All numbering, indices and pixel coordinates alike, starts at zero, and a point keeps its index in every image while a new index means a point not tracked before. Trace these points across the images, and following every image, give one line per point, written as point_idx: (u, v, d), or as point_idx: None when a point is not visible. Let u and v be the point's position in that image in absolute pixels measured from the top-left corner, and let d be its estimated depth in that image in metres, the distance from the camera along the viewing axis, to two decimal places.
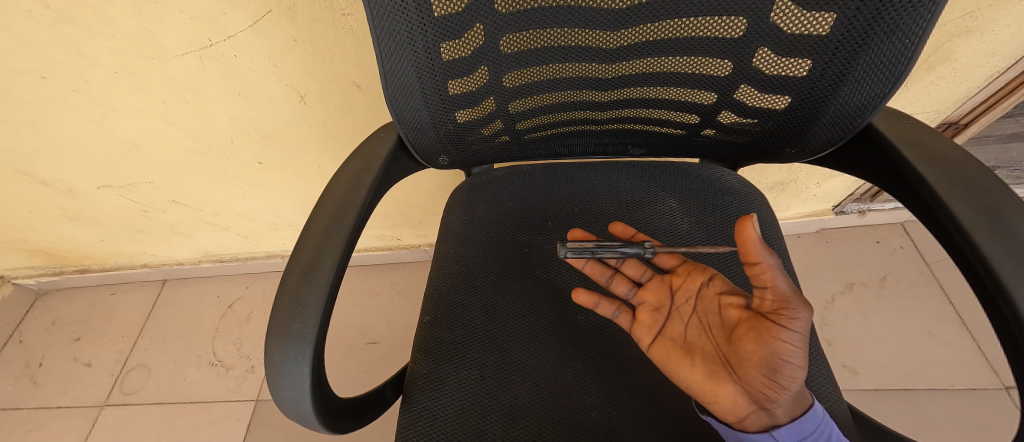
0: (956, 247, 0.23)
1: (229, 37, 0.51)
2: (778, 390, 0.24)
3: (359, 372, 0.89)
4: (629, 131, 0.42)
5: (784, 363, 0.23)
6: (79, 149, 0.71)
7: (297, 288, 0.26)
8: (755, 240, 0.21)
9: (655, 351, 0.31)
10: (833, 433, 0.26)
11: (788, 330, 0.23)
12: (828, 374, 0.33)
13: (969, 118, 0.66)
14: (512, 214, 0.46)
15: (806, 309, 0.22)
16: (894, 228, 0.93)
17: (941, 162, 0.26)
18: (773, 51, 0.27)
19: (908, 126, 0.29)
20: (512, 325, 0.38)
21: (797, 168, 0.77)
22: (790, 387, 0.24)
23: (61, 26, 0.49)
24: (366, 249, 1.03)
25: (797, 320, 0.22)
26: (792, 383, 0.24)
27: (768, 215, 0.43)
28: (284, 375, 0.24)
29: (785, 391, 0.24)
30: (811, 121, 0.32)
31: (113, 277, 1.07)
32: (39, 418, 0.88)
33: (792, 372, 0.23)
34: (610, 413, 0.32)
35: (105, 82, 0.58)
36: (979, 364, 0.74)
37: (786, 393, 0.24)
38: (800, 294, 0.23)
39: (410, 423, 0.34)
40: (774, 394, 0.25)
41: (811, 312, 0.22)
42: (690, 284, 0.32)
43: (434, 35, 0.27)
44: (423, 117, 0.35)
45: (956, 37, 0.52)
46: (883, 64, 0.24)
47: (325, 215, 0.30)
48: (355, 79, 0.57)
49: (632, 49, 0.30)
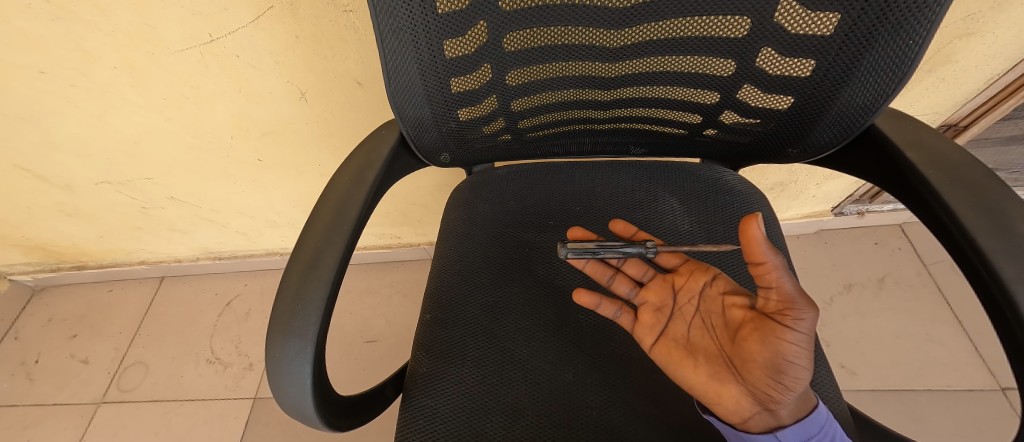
0: (958, 248, 0.23)
1: (230, 33, 0.51)
2: (782, 391, 0.24)
3: (358, 371, 0.89)
4: (631, 131, 0.42)
5: (788, 364, 0.23)
6: (77, 145, 0.70)
7: (298, 286, 0.25)
8: (760, 240, 0.21)
9: (657, 352, 0.31)
10: (836, 434, 0.26)
11: (794, 331, 0.22)
12: (828, 373, 0.33)
13: (969, 120, 0.66)
14: (512, 212, 0.46)
15: (812, 309, 0.22)
16: (892, 230, 0.93)
17: (944, 163, 0.26)
18: (777, 50, 0.27)
19: (910, 127, 0.29)
20: (512, 324, 0.38)
21: (797, 169, 0.77)
22: (794, 389, 0.24)
23: (60, 20, 0.49)
24: (366, 247, 1.03)
25: (803, 320, 0.22)
26: (797, 384, 0.24)
27: (768, 215, 0.43)
28: (285, 372, 0.24)
29: (790, 393, 0.24)
30: (813, 121, 0.32)
31: (110, 273, 1.06)
32: (35, 415, 0.88)
33: (797, 373, 0.23)
34: (610, 412, 0.32)
35: (104, 77, 0.57)
36: (976, 365, 0.74)
37: (790, 394, 0.24)
38: (805, 294, 0.22)
39: (411, 421, 0.34)
40: (779, 396, 0.25)
41: (816, 313, 0.22)
42: (693, 284, 0.32)
43: (437, 33, 0.27)
44: (425, 115, 0.35)
45: (956, 40, 0.52)
46: (887, 64, 0.24)
47: (326, 213, 0.30)
48: (356, 76, 0.57)
49: (635, 48, 0.30)
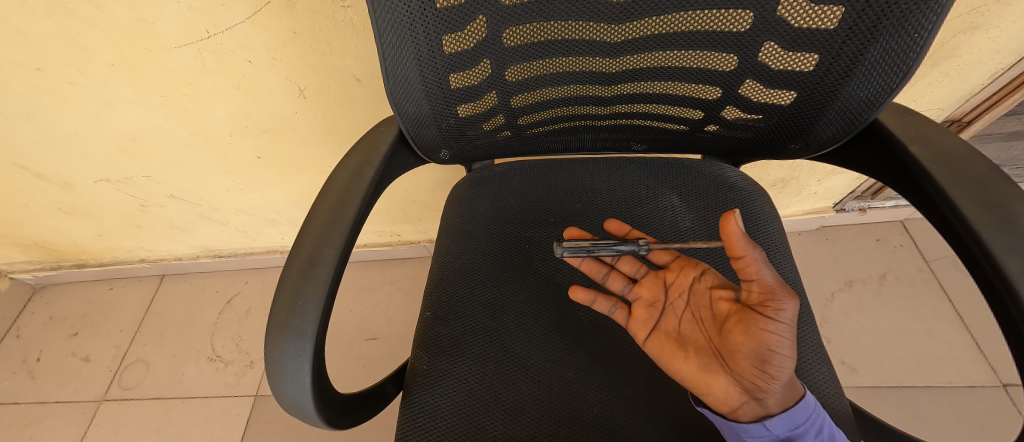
0: (963, 245, 0.23)
1: (226, 29, 0.50)
2: (767, 380, 0.25)
3: (359, 368, 0.89)
4: (630, 126, 0.42)
5: (772, 354, 0.24)
6: (74, 143, 0.70)
7: (298, 281, 0.25)
8: (738, 234, 0.21)
9: (650, 346, 0.31)
10: (825, 423, 0.26)
11: (775, 321, 0.23)
12: (829, 371, 0.32)
13: (973, 115, 0.66)
14: (512, 210, 0.46)
15: (792, 299, 0.22)
16: (894, 226, 0.93)
17: (950, 159, 0.25)
18: (780, 45, 0.27)
19: (914, 123, 0.29)
20: (512, 319, 0.38)
21: (798, 166, 0.77)
22: (779, 377, 0.24)
23: (54, 16, 0.48)
24: (366, 244, 1.02)
25: (783, 310, 0.23)
26: (781, 373, 0.24)
27: (769, 210, 0.42)
28: (286, 369, 0.23)
29: (775, 381, 0.25)
30: (816, 116, 0.31)
31: (111, 271, 1.06)
32: (37, 412, 0.88)
33: (780, 362, 0.24)
34: (611, 410, 0.32)
35: (100, 74, 0.57)
36: (977, 362, 0.74)
37: (776, 383, 0.25)
38: (785, 284, 0.23)
39: (411, 417, 0.34)
40: (765, 384, 0.25)
41: (796, 302, 0.22)
42: (683, 280, 0.33)
43: (436, 28, 0.27)
44: (424, 111, 0.34)
45: (961, 34, 0.51)
46: (890, 59, 0.24)
47: (325, 209, 0.29)
48: (355, 72, 0.57)
49: (635, 42, 0.30)
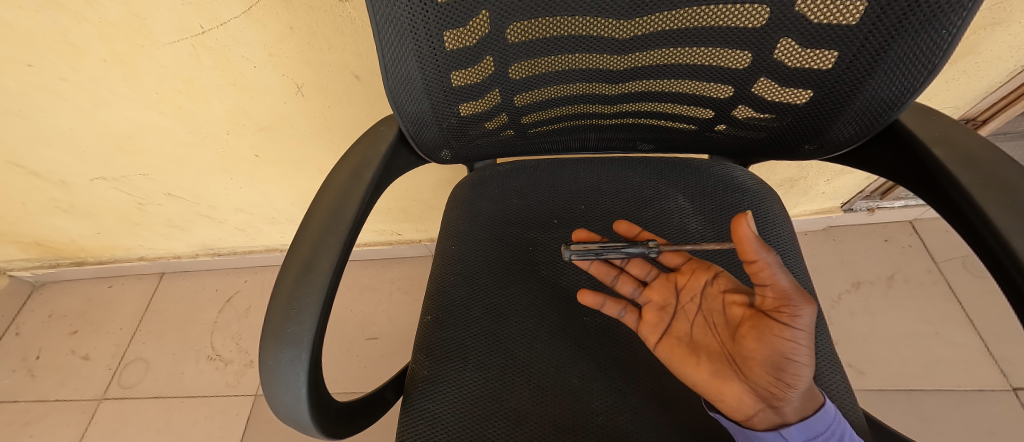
0: (990, 251, 0.22)
1: (221, 24, 0.49)
2: (784, 388, 0.24)
3: (359, 368, 0.89)
4: (638, 125, 0.40)
5: (788, 361, 0.23)
6: (69, 141, 0.69)
7: (294, 287, 0.24)
8: (750, 239, 0.20)
9: (661, 350, 0.30)
10: (843, 432, 0.25)
11: (791, 328, 0.22)
12: (842, 378, 0.31)
13: (988, 114, 0.65)
14: (516, 212, 0.45)
15: (809, 305, 0.21)
16: (903, 226, 0.91)
17: (977, 162, 0.24)
18: (798, 42, 0.25)
19: (936, 123, 0.28)
20: (515, 324, 0.37)
21: (807, 166, 0.76)
22: (797, 385, 0.24)
23: (45, 11, 0.47)
24: (366, 243, 1.02)
25: (800, 317, 0.22)
26: (798, 381, 0.23)
27: (780, 212, 0.41)
28: (281, 380, 0.22)
29: (792, 389, 0.24)
30: (833, 115, 0.30)
31: (110, 270, 1.06)
32: (37, 411, 0.88)
33: (797, 370, 0.23)
34: (618, 419, 0.31)
35: (93, 71, 0.56)
36: (987, 365, 0.73)
37: (793, 391, 0.24)
38: (802, 290, 0.22)
39: (410, 425, 0.33)
40: (781, 392, 0.24)
41: (814, 308, 0.21)
42: (694, 283, 0.32)
43: (436, 23, 0.26)
44: (425, 109, 0.33)
45: (982, 30, 0.50)
46: (914, 57, 0.23)
47: (323, 211, 0.28)
48: (354, 69, 0.55)
49: (645, 39, 0.28)
